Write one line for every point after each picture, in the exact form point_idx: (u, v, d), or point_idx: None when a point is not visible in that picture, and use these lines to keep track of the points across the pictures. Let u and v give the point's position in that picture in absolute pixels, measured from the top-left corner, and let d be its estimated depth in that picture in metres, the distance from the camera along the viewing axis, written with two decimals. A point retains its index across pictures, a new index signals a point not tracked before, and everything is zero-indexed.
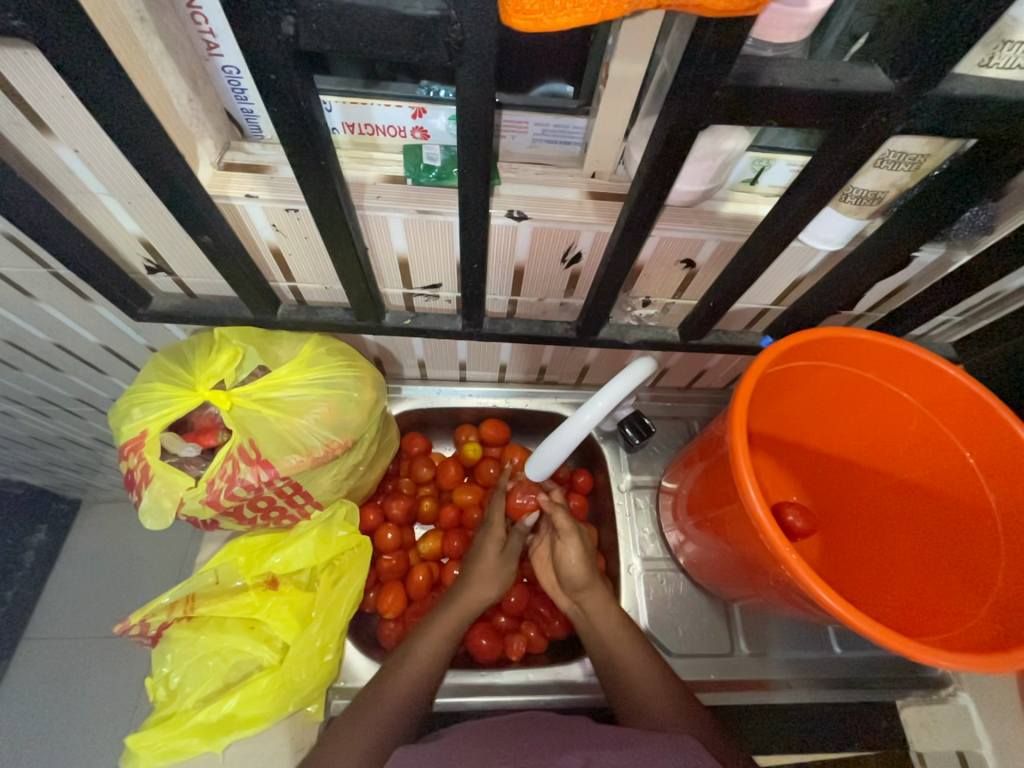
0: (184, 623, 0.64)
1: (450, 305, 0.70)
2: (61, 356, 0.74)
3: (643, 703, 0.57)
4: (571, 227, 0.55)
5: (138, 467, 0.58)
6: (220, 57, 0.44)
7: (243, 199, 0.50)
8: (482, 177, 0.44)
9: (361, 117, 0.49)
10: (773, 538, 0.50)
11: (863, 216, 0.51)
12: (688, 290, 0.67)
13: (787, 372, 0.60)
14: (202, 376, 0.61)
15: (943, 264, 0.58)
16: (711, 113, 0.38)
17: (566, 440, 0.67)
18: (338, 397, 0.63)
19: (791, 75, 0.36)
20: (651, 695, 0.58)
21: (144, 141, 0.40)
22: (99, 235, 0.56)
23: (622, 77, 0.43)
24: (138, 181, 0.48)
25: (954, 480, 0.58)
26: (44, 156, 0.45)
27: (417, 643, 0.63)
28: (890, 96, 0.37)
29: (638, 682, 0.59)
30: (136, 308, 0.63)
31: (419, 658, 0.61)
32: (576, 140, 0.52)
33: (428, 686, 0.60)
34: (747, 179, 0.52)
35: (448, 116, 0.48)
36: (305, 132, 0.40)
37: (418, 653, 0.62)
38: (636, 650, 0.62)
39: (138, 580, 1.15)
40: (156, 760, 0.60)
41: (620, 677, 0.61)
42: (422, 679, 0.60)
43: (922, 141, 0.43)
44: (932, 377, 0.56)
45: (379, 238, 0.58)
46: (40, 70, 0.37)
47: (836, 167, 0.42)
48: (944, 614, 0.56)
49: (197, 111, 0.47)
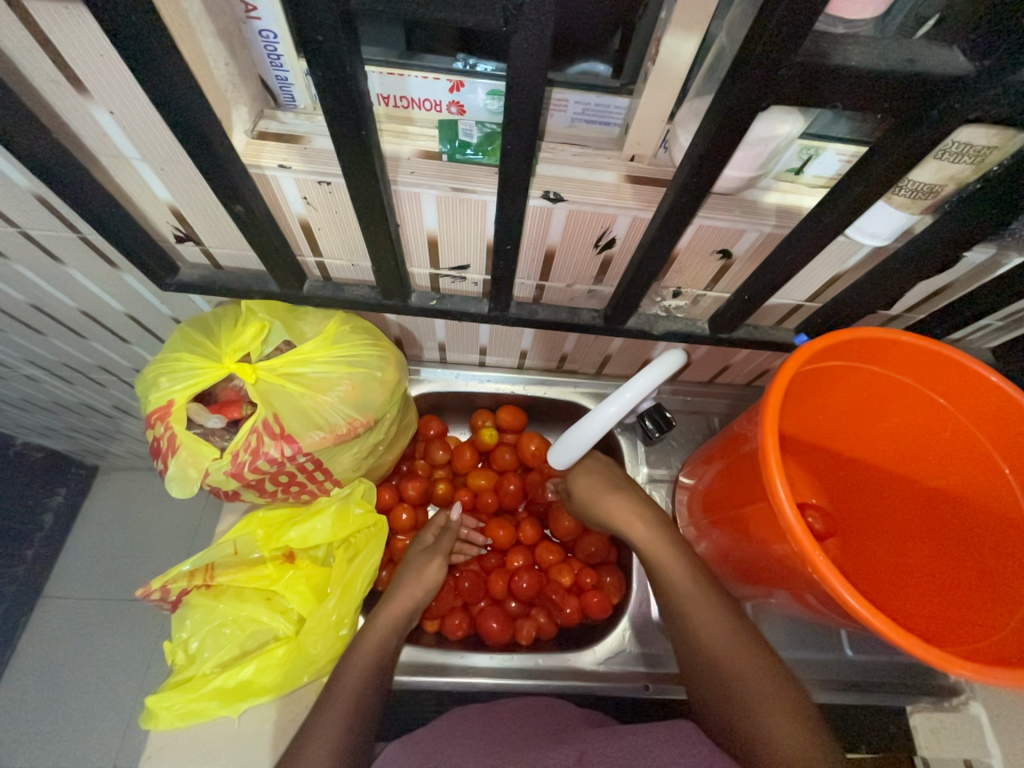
0: (203, 591, 0.65)
1: (476, 287, 0.69)
2: (85, 321, 0.74)
3: (723, 672, 0.55)
4: (607, 212, 0.54)
5: (164, 436, 0.59)
6: (258, 20, 0.42)
7: (276, 169, 0.49)
8: (525, 153, 0.42)
9: (398, 88, 0.47)
10: (804, 538, 0.49)
11: (916, 211, 0.49)
12: (720, 283, 0.65)
13: (821, 372, 0.59)
14: (228, 349, 0.61)
15: (992, 265, 0.56)
16: (775, 93, 0.36)
17: (588, 432, 0.66)
18: (362, 376, 0.62)
19: (863, 54, 0.34)
20: (727, 664, 0.55)
21: (182, 102, 0.39)
22: (130, 201, 0.55)
23: (675, 53, 0.41)
24: (174, 147, 0.47)
25: (988, 491, 0.57)
26: (80, 117, 0.45)
27: (365, 644, 0.61)
28: (967, 79, 0.35)
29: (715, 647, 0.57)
30: (164, 278, 0.62)
31: (363, 656, 0.59)
32: (616, 121, 0.50)
33: (376, 693, 0.57)
34: (792, 168, 0.50)
35: (487, 91, 0.46)
36: (348, 102, 0.39)
37: (364, 656, 0.59)
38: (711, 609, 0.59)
39: (154, 546, 1.17)
40: (174, 721, 0.61)
41: (681, 638, 0.60)
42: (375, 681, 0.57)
43: (989, 132, 0.41)
44: (973, 384, 0.54)
45: (410, 214, 0.57)
46: (82, 25, 0.37)
47: (897, 158, 0.40)
48: (966, 626, 0.55)
49: (233, 76, 0.46)
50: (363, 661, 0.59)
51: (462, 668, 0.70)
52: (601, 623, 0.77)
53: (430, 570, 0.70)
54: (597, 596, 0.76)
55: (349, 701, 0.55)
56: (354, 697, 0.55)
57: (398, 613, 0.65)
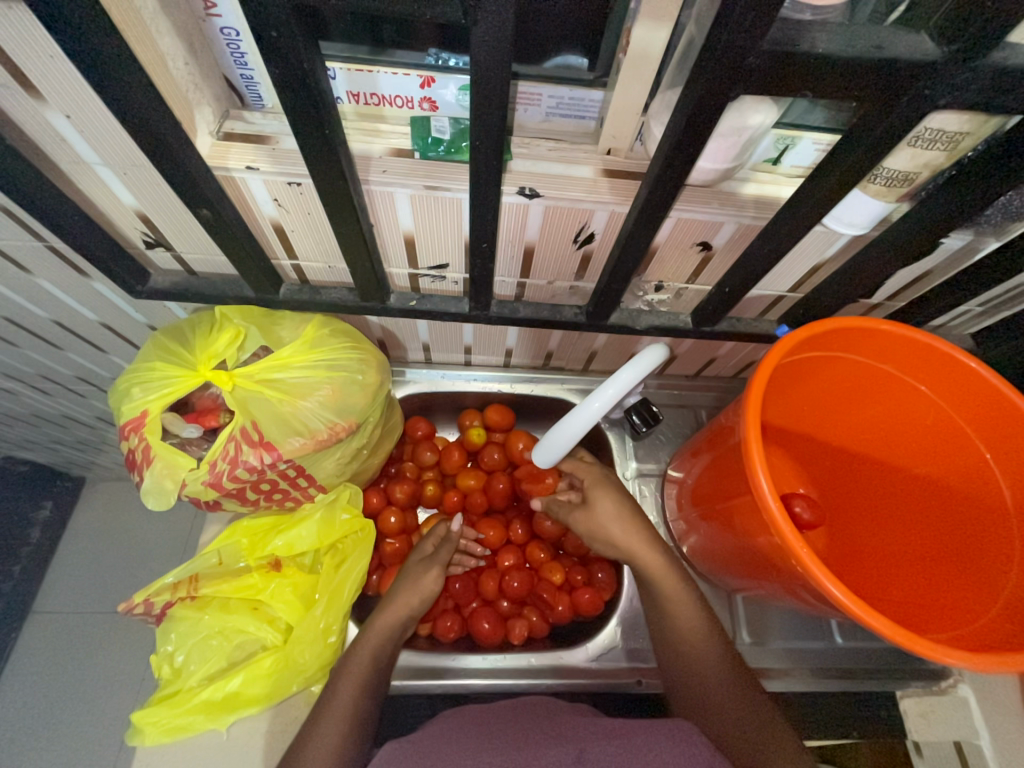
0: (188, 603, 0.64)
1: (457, 287, 0.68)
2: (58, 332, 0.72)
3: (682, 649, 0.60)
4: (585, 207, 0.53)
5: (139, 447, 0.57)
6: (218, 18, 0.41)
7: (243, 171, 0.48)
8: (495, 149, 0.41)
9: (367, 85, 0.46)
10: (787, 531, 0.49)
11: (892, 198, 0.49)
12: (703, 275, 0.65)
13: (804, 362, 0.59)
14: (203, 356, 0.60)
15: (968, 251, 0.56)
16: (744, 83, 0.36)
17: (573, 429, 0.65)
18: (342, 380, 0.61)
19: (832, 41, 0.34)
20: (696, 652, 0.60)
21: (138, 105, 0.38)
22: (95, 208, 0.54)
23: (644, 44, 0.40)
24: (134, 150, 0.46)
25: (970, 475, 0.57)
26: (36, 122, 0.43)
27: (357, 654, 0.60)
28: (936, 66, 0.35)
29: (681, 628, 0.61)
30: (136, 285, 0.61)
31: (356, 665, 0.58)
32: (591, 114, 0.50)
33: (370, 703, 0.56)
34: (769, 158, 0.50)
35: (459, 86, 0.45)
36: (308, 99, 0.37)
37: (357, 667, 0.58)
38: (692, 606, 0.61)
39: (143, 557, 1.16)
40: (161, 736, 0.60)
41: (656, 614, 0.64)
42: (368, 693, 0.56)
43: (961, 118, 0.41)
44: (954, 371, 0.54)
45: (385, 214, 0.56)
46: (28, 27, 0.35)
47: (870, 146, 0.40)
48: (952, 610, 0.56)
49: (195, 76, 0.44)
50: (358, 670, 0.58)
51: (455, 671, 0.70)
52: (595, 619, 0.77)
53: (423, 579, 0.69)
54: (588, 594, 0.75)
55: (344, 713, 0.54)
56: (347, 709, 0.54)
57: (390, 624, 0.64)
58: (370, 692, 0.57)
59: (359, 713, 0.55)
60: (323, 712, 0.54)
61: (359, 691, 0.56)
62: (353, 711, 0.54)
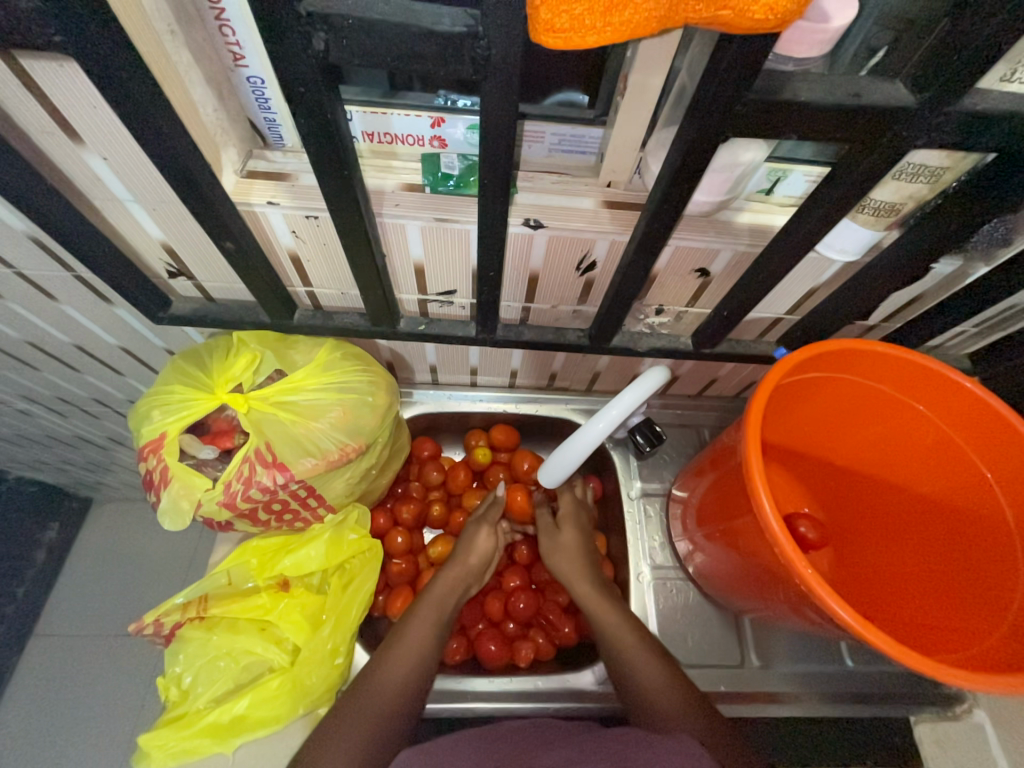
0: (197, 623, 0.65)
1: (463, 311, 0.70)
2: (79, 356, 0.75)
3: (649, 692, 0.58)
4: (587, 236, 0.56)
5: (156, 468, 0.59)
6: (246, 68, 0.44)
7: (265, 205, 0.51)
8: (503, 185, 0.44)
9: (381, 126, 0.49)
10: (789, 550, 0.49)
11: (880, 227, 0.51)
12: (701, 299, 0.67)
13: (802, 383, 0.60)
14: (220, 379, 0.62)
15: (960, 276, 0.58)
16: (733, 126, 0.38)
17: (578, 448, 0.67)
18: (353, 402, 0.63)
19: (812, 90, 0.37)
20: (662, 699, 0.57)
21: (172, 151, 0.41)
22: (123, 241, 0.57)
23: (642, 87, 0.43)
24: (165, 188, 0.49)
25: (971, 494, 0.58)
26: (75, 164, 0.46)
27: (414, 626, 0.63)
28: (911, 111, 0.37)
29: (646, 686, 0.59)
30: (157, 311, 0.64)
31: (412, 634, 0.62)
32: (592, 150, 0.53)
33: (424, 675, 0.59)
34: (762, 189, 0.52)
35: (467, 125, 0.48)
36: (330, 144, 0.41)
37: (413, 639, 0.62)
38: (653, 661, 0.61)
39: (148, 578, 1.16)
40: (167, 761, 0.60)
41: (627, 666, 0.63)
42: (421, 663, 0.60)
43: (942, 154, 0.43)
44: (949, 390, 0.56)
45: (396, 245, 0.59)
46: (75, 82, 0.39)
47: (855, 181, 0.42)
48: (958, 633, 0.56)
49: (222, 120, 0.48)
50: (412, 645, 0.61)
51: (461, 694, 0.69)
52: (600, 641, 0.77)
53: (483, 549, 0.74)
54: None
55: (397, 682, 0.57)
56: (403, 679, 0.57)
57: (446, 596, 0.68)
58: (423, 665, 0.60)
59: (407, 687, 0.57)
60: (372, 683, 0.56)
61: (412, 665, 0.59)
62: (401, 688, 0.57)
